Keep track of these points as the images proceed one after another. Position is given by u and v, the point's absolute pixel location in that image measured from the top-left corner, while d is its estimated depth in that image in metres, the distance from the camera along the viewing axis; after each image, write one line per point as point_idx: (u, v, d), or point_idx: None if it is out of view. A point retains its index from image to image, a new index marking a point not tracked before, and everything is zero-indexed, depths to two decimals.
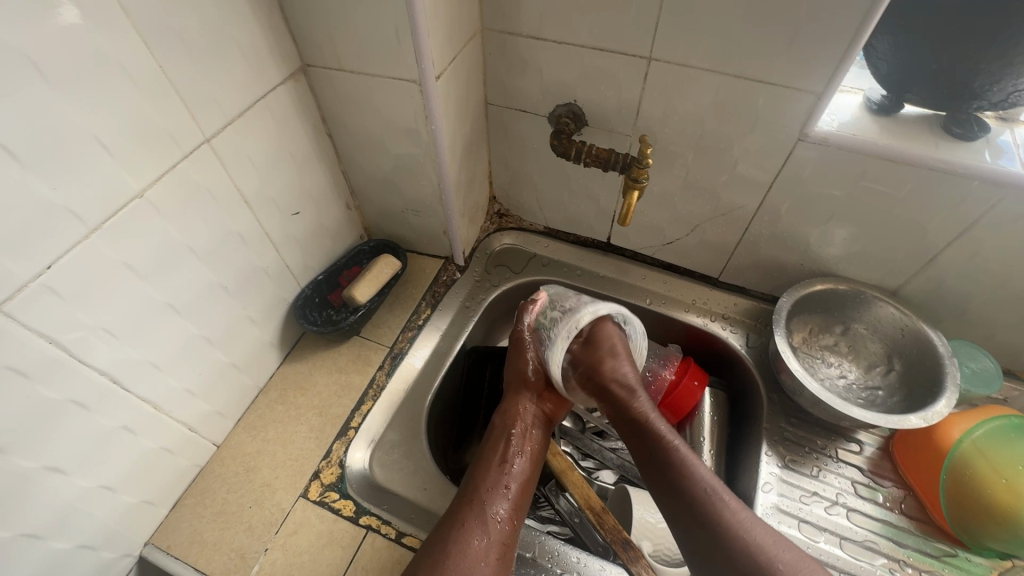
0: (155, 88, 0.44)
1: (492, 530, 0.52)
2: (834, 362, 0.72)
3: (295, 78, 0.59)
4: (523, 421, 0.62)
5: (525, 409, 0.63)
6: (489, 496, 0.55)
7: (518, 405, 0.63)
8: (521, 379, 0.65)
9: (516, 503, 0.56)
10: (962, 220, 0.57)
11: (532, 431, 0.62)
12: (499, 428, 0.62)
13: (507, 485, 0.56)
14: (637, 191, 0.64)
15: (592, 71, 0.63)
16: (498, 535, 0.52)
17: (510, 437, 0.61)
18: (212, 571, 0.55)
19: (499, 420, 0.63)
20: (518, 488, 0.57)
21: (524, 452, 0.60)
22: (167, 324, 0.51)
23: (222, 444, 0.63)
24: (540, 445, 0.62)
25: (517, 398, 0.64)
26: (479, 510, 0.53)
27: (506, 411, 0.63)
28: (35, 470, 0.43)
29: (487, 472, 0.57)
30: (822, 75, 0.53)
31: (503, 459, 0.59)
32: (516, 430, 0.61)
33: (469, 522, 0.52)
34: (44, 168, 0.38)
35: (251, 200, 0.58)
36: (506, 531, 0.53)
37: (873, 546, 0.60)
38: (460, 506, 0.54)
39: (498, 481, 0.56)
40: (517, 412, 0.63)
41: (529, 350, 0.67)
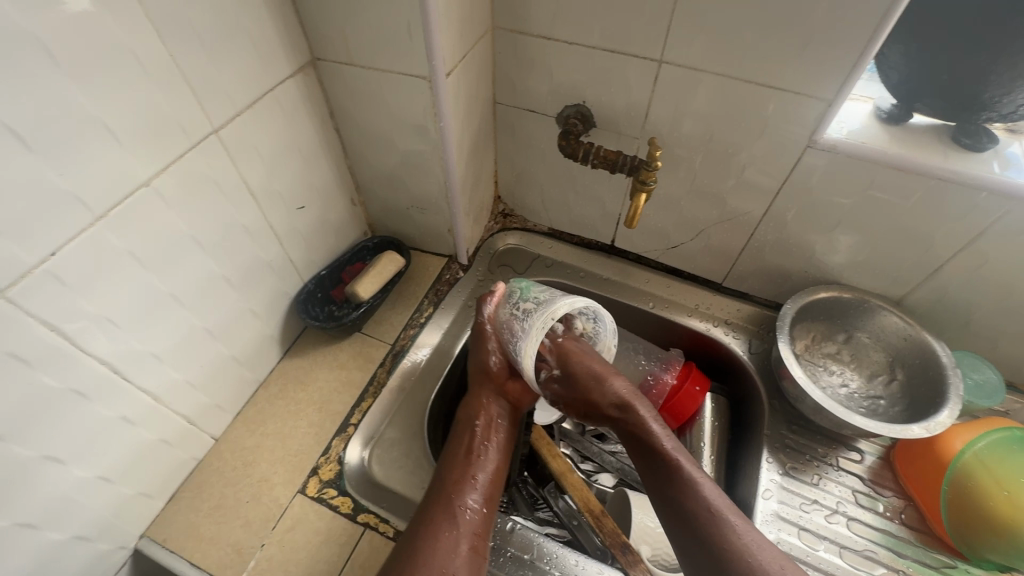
0: (165, 76, 0.44)
1: (460, 521, 0.52)
2: (836, 371, 0.72)
3: (304, 72, 0.59)
4: (487, 414, 0.61)
5: (488, 402, 0.62)
6: (456, 489, 0.54)
7: (480, 397, 0.62)
8: (484, 373, 0.63)
9: (486, 493, 0.56)
10: (969, 232, 0.57)
11: (496, 422, 0.61)
12: (464, 422, 0.61)
13: (475, 475, 0.56)
14: (645, 194, 0.64)
15: (602, 72, 0.63)
16: (468, 526, 0.52)
17: (474, 430, 0.60)
18: (207, 566, 0.55)
19: (464, 415, 0.62)
20: (487, 478, 0.57)
21: (490, 442, 0.60)
22: (169, 314, 0.51)
23: (219, 438, 0.63)
24: (506, 433, 0.61)
25: (478, 390, 0.63)
26: (446, 503, 0.53)
27: (469, 406, 0.62)
28: (33, 459, 0.42)
29: (453, 465, 0.57)
30: (833, 82, 0.53)
31: (468, 451, 0.58)
32: (480, 421, 0.61)
33: (437, 516, 0.52)
34: (52, 154, 0.37)
35: (257, 193, 0.57)
36: (476, 521, 0.53)
37: (872, 555, 0.60)
38: (429, 502, 0.54)
39: (464, 474, 0.56)
40: (480, 404, 0.62)
41: (491, 342, 0.63)
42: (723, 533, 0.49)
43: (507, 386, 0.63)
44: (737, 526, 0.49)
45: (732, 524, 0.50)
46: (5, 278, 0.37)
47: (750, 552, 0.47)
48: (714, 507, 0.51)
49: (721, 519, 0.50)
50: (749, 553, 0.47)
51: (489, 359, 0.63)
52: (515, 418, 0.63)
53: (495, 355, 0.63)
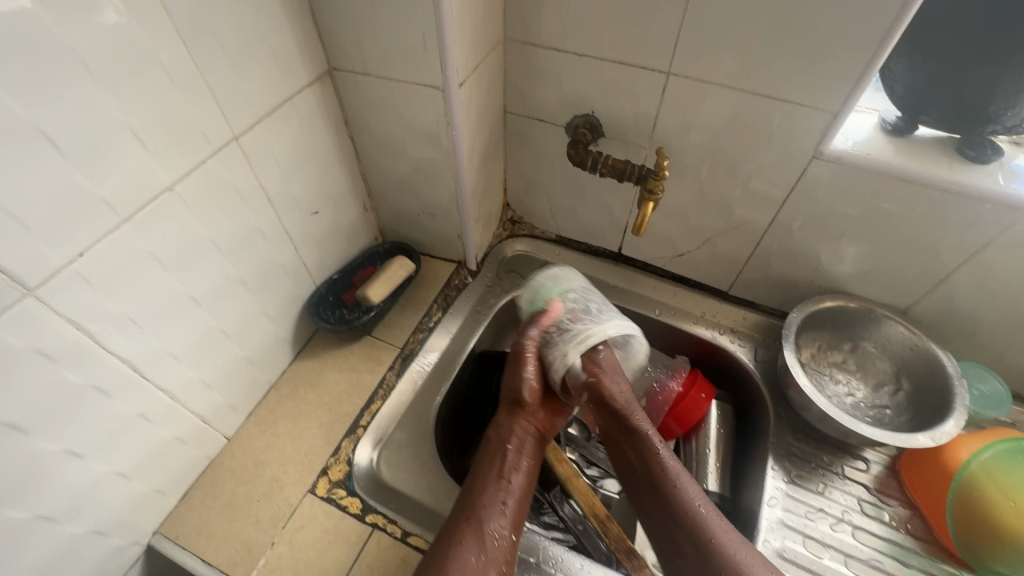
0: (191, 85, 0.45)
1: (490, 547, 0.51)
2: (842, 380, 0.72)
3: (321, 81, 0.61)
4: (518, 437, 0.61)
5: (520, 426, 0.62)
6: (486, 512, 0.54)
7: (512, 420, 0.62)
8: (516, 400, 0.63)
9: (515, 519, 0.54)
10: (973, 243, 0.58)
11: (527, 448, 0.61)
12: (495, 443, 0.61)
13: (504, 501, 0.55)
14: (652, 203, 0.65)
15: (611, 84, 0.64)
16: (496, 552, 0.51)
17: (506, 452, 0.60)
18: (218, 563, 0.55)
19: (495, 436, 0.62)
20: (516, 503, 0.55)
21: (521, 467, 0.59)
22: (188, 314, 0.52)
23: (231, 437, 0.64)
24: (535, 460, 0.61)
25: (512, 411, 0.63)
26: (476, 525, 0.52)
27: (502, 428, 0.62)
28: (55, 453, 0.44)
29: (484, 487, 0.56)
30: (838, 95, 0.54)
31: (500, 474, 0.58)
32: (512, 444, 0.60)
33: (467, 539, 0.51)
34: (82, 159, 0.39)
35: (274, 198, 0.59)
36: (504, 548, 0.52)
37: (877, 564, 0.60)
38: (457, 521, 0.53)
39: (495, 497, 0.55)
40: (512, 427, 0.62)
41: (529, 367, 0.64)
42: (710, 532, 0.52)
43: (539, 412, 0.64)
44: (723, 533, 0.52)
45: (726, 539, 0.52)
46: (34, 276, 0.38)
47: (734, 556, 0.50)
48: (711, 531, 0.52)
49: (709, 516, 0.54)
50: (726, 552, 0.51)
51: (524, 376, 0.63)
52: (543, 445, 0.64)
53: (530, 381, 0.63)
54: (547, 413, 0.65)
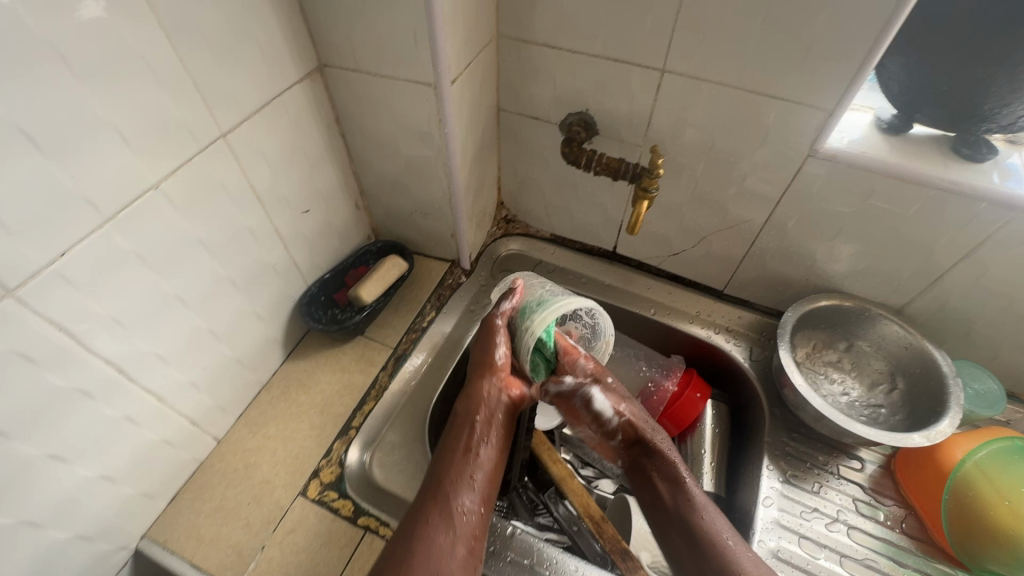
0: (175, 82, 0.44)
1: (458, 524, 0.51)
2: (837, 379, 0.72)
3: (311, 77, 0.60)
4: (487, 407, 0.59)
5: (489, 394, 0.59)
6: (452, 488, 0.53)
7: (480, 391, 0.59)
8: (487, 364, 0.61)
9: (483, 494, 0.54)
10: (968, 242, 0.58)
11: (496, 417, 0.59)
12: (461, 415, 0.59)
13: (472, 475, 0.54)
14: (647, 201, 0.64)
15: (605, 81, 0.64)
16: (464, 529, 0.51)
17: (473, 424, 0.58)
18: (208, 567, 0.55)
19: (463, 407, 0.59)
20: (484, 478, 0.55)
21: (489, 440, 0.58)
22: (175, 315, 0.51)
23: (221, 439, 0.63)
24: (504, 429, 0.59)
25: (481, 381, 0.60)
26: (443, 502, 0.51)
27: (470, 396, 0.59)
28: (37, 458, 0.43)
29: (450, 463, 0.55)
30: (833, 92, 0.53)
31: (467, 448, 0.56)
32: (480, 416, 0.58)
33: (434, 517, 0.50)
34: (62, 156, 0.38)
35: (263, 196, 0.58)
36: (473, 522, 0.51)
37: (872, 564, 0.59)
38: (425, 500, 0.52)
39: (462, 472, 0.54)
40: (480, 397, 0.59)
41: (501, 334, 0.62)
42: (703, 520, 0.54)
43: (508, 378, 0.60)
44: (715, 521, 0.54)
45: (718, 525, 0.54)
46: (15, 278, 0.37)
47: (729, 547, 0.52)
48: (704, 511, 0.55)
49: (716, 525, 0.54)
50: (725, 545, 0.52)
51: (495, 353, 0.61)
52: (513, 415, 0.61)
53: (502, 349, 0.61)
54: (516, 382, 0.61)
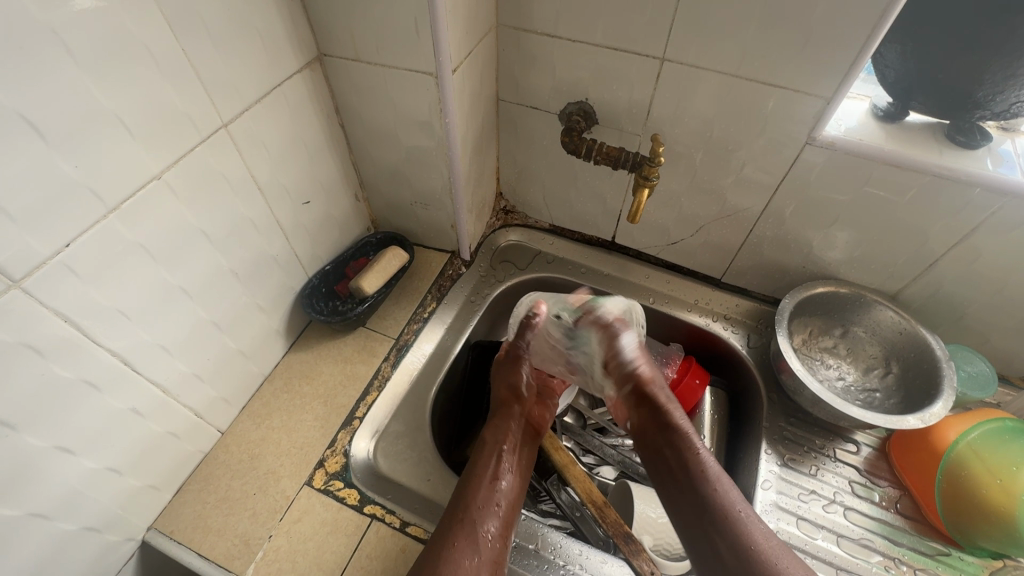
0: (177, 71, 0.44)
1: (483, 548, 0.50)
2: (833, 364, 0.74)
3: (311, 67, 0.59)
4: (512, 439, 0.62)
5: (513, 427, 0.63)
6: (480, 513, 0.52)
7: (508, 420, 0.63)
8: (512, 394, 0.66)
9: (507, 521, 0.54)
10: (962, 228, 0.59)
11: (519, 450, 0.62)
12: (489, 444, 0.60)
13: (498, 503, 0.54)
14: (648, 189, 0.65)
15: (605, 71, 0.64)
16: (488, 554, 0.50)
17: (501, 455, 0.59)
18: (215, 557, 0.55)
19: (490, 436, 0.61)
20: (508, 507, 0.55)
21: (513, 469, 0.59)
22: (178, 306, 0.51)
23: (225, 431, 0.63)
24: (524, 463, 0.61)
25: (506, 415, 0.64)
26: (471, 526, 0.51)
27: (497, 428, 0.62)
28: (44, 449, 0.43)
29: (478, 489, 0.54)
30: (831, 80, 0.54)
31: (494, 475, 0.57)
32: (507, 446, 0.60)
33: (461, 539, 0.49)
34: (65, 145, 0.38)
35: (265, 187, 0.58)
36: (496, 549, 0.51)
37: (868, 543, 0.61)
38: (452, 523, 0.51)
39: (489, 499, 0.54)
40: (506, 428, 0.63)
41: (522, 366, 0.69)
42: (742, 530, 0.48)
43: (529, 409, 0.67)
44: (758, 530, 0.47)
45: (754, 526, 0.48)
46: (20, 268, 0.37)
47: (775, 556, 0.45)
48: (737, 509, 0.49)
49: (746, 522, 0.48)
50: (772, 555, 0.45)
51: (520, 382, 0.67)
52: (534, 444, 0.66)
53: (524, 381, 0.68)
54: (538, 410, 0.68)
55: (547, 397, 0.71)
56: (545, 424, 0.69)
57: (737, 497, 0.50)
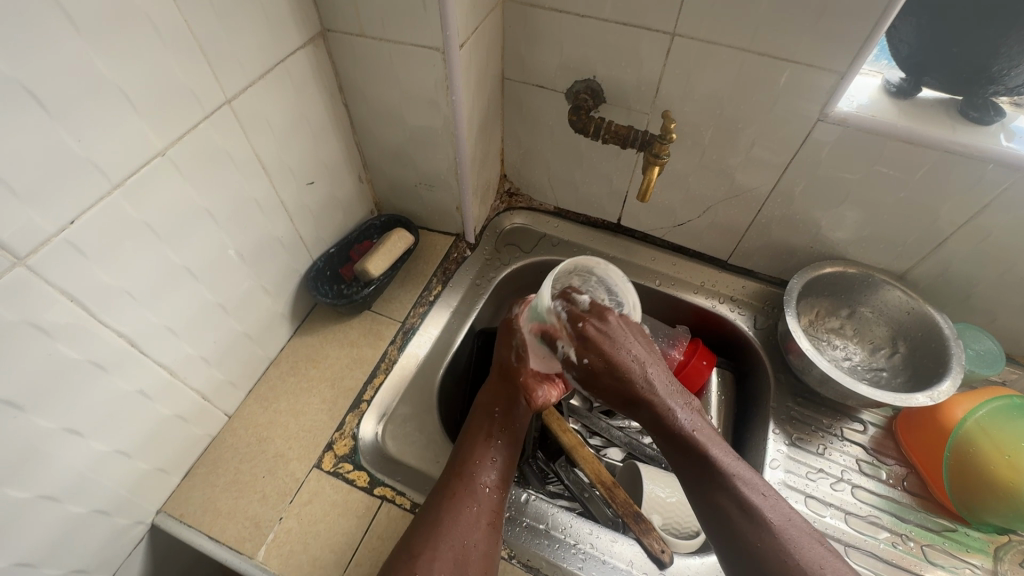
0: (180, 43, 0.43)
1: (481, 498, 0.54)
2: (839, 344, 0.74)
3: (314, 43, 0.58)
4: (504, 403, 0.62)
5: (504, 396, 0.62)
6: (475, 468, 0.56)
7: (498, 390, 0.63)
8: (506, 367, 0.64)
9: (502, 473, 0.57)
10: (973, 205, 0.59)
11: (513, 411, 0.62)
12: (481, 409, 0.62)
13: (493, 458, 0.58)
14: (658, 167, 0.64)
15: (614, 47, 0.63)
16: (486, 504, 0.54)
17: (493, 417, 0.61)
18: (226, 539, 0.55)
19: (484, 399, 0.63)
20: (503, 460, 0.58)
21: (508, 428, 0.61)
22: (184, 287, 0.50)
23: (232, 415, 0.63)
24: (522, 422, 0.62)
25: (494, 385, 0.64)
26: (467, 479, 0.55)
27: (487, 397, 0.63)
28: (53, 431, 0.42)
29: (471, 447, 0.58)
30: (845, 54, 0.53)
31: (487, 434, 0.59)
32: (499, 410, 0.61)
33: (460, 493, 0.53)
34: (68, 118, 0.37)
35: (269, 166, 0.57)
36: (494, 499, 0.55)
37: (875, 520, 0.61)
38: (449, 478, 0.55)
39: (484, 455, 0.57)
40: (496, 395, 0.63)
41: (514, 336, 0.64)
42: (756, 532, 0.48)
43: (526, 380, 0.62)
44: (771, 524, 0.48)
45: (765, 516, 0.48)
46: (24, 245, 0.36)
47: (787, 551, 0.46)
48: (748, 503, 0.49)
49: (756, 516, 0.48)
50: (785, 550, 0.46)
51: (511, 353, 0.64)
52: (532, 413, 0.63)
53: (518, 350, 0.63)
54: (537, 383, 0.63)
55: (550, 374, 0.64)
56: (542, 399, 0.63)
57: (752, 483, 0.50)
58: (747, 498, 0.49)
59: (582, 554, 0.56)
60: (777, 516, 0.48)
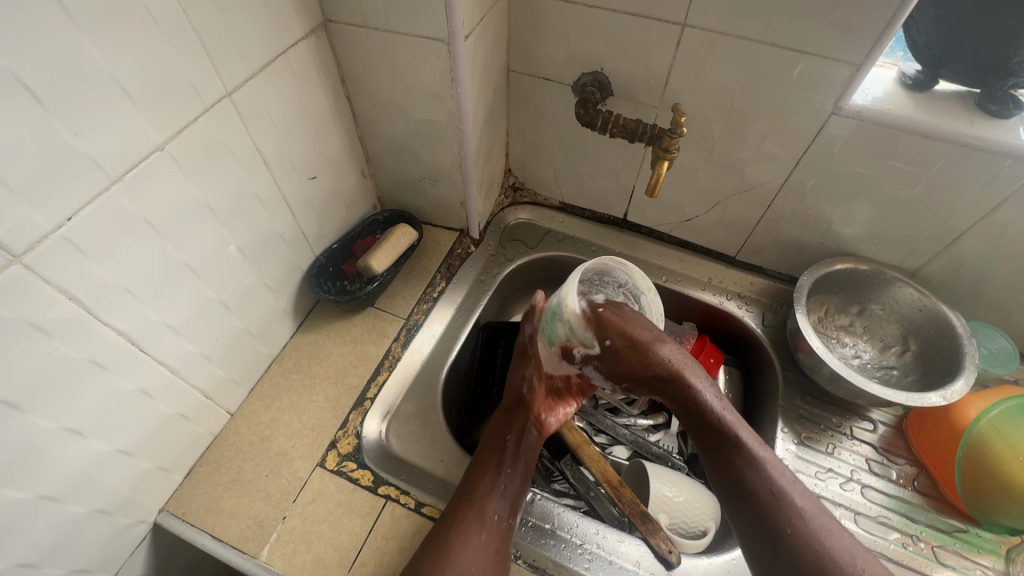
0: (179, 34, 0.42)
1: (490, 527, 0.52)
2: (849, 342, 0.73)
3: (316, 34, 0.57)
4: (517, 431, 0.60)
5: (516, 424, 0.61)
6: (485, 494, 0.54)
7: (510, 418, 0.62)
8: (517, 398, 0.63)
9: (512, 504, 0.55)
10: (989, 202, 0.57)
11: (526, 442, 0.60)
12: (494, 434, 0.60)
13: (503, 487, 0.55)
14: (667, 162, 0.62)
15: (622, 39, 0.61)
16: (494, 533, 0.52)
17: (506, 444, 0.59)
18: (229, 539, 0.54)
19: (497, 425, 0.61)
20: (514, 490, 0.56)
21: (519, 457, 0.59)
22: (185, 284, 0.49)
23: (235, 412, 0.62)
24: (532, 453, 0.60)
25: (508, 413, 0.62)
26: (477, 506, 0.53)
27: (500, 424, 0.61)
28: (53, 431, 0.41)
29: (484, 472, 0.56)
30: (862, 45, 0.51)
31: (500, 461, 0.57)
32: (511, 437, 0.60)
33: (469, 519, 0.52)
34: (64, 112, 0.36)
35: (270, 161, 0.56)
36: (502, 530, 0.52)
37: (885, 521, 0.61)
38: (459, 502, 0.53)
39: (494, 482, 0.55)
40: (509, 423, 0.61)
41: (530, 364, 0.64)
42: (787, 521, 0.47)
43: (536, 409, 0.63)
44: (803, 511, 0.48)
45: (797, 508, 0.48)
46: (21, 243, 0.35)
47: (819, 540, 0.46)
48: (777, 490, 0.49)
49: (784, 503, 0.48)
50: (816, 539, 0.46)
51: (523, 382, 0.64)
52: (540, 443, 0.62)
53: (532, 381, 0.63)
54: (549, 408, 0.64)
55: (563, 402, 0.65)
56: (553, 428, 0.64)
57: (778, 472, 0.50)
58: (776, 486, 0.49)
59: (588, 555, 0.56)
60: (809, 504, 0.48)
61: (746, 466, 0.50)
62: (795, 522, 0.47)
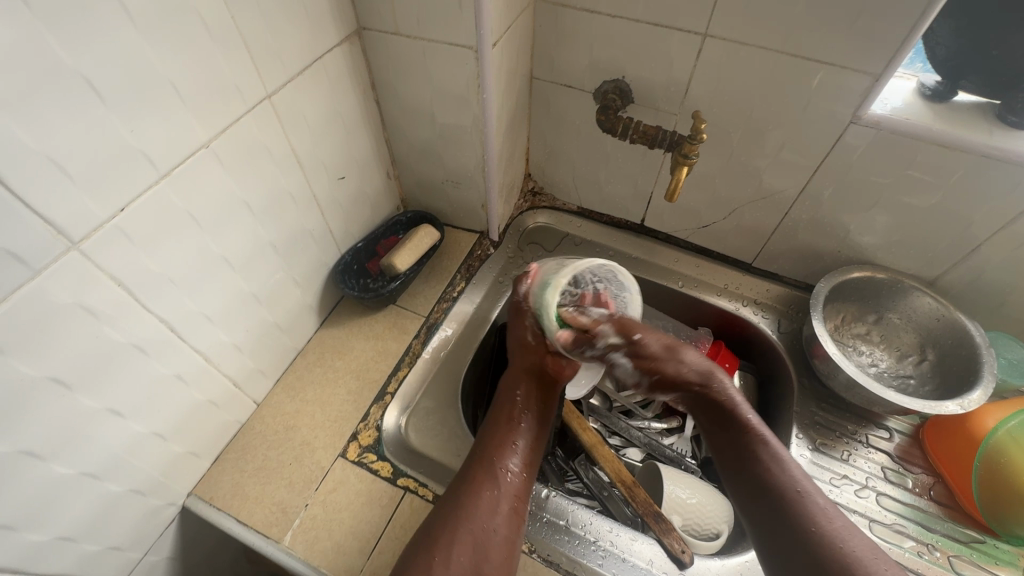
0: (227, 39, 0.44)
1: (503, 482, 0.52)
2: (865, 351, 0.73)
3: (349, 41, 0.59)
4: (525, 384, 0.60)
5: (522, 374, 0.61)
6: (499, 453, 0.54)
7: (517, 370, 0.61)
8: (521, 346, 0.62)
9: (526, 459, 0.55)
10: (1009, 212, 0.58)
11: (539, 396, 0.60)
12: (504, 392, 0.61)
13: (515, 442, 0.55)
14: (687, 167, 0.64)
15: (644, 48, 0.63)
16: (509, 488, 0.51)
17: (514, 401, 0.59)
18: (254, 523, 0.56)
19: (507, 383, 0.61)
20: (526, 444, 0.56)
21: (532, 408, 0.59)
22: (221, 275, 0.52)
23: (261, 402, 0.64)
24: (546, 406, 0.60)
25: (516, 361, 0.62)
26: (488, 464, 0.53)
27: (508, 383, 0.61)
28: (97, 411, 0.44)
29: (494, 433, 0.56)
30: (881, 56, 0.52)
31: (510, 419, 0.58)
32: (519, 393, 0.59)
33: (482, 478, 0.51)
34: (122, 110, 0.38)
35: (303, 161, 0.58)
36: (516, 484, 0.52)
37: (901, 529, 0.61)
38: (470, 465, 0.53)
39: (506, 439, 0.55)
40: (515, 379, 0.61)
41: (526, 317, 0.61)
42: (808, 519, 0.45)
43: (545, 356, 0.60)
44: (827, 510, 0.45)
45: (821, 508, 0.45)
46: (78, 230, 0.38)
47: (842, 539, 0.43)
48: (801, 488, 0.47)
49: (811, 503, 0.46)
50: (839, 537, 0.43)
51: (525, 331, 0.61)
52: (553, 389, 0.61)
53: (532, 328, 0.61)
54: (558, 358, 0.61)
55: None
56: (571, 374, 0.62)
57: (801, 475, 0.48)
58: (801, 484, 0.47)
59: (601, 551, 0.57)
60: (829, 504, 0.46)
61: (761, 463, 0.49)
62: (821, 523, 0.44)
